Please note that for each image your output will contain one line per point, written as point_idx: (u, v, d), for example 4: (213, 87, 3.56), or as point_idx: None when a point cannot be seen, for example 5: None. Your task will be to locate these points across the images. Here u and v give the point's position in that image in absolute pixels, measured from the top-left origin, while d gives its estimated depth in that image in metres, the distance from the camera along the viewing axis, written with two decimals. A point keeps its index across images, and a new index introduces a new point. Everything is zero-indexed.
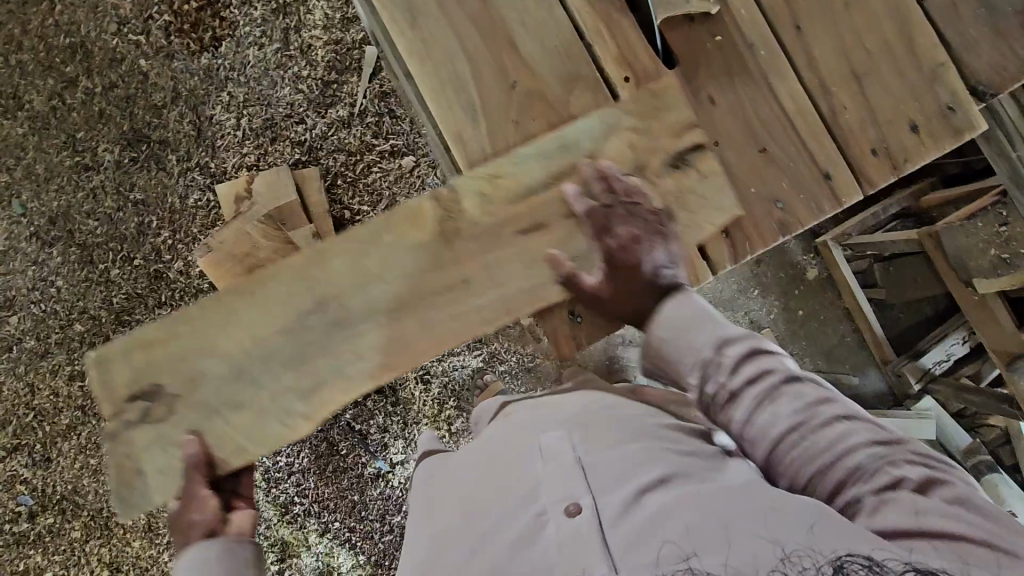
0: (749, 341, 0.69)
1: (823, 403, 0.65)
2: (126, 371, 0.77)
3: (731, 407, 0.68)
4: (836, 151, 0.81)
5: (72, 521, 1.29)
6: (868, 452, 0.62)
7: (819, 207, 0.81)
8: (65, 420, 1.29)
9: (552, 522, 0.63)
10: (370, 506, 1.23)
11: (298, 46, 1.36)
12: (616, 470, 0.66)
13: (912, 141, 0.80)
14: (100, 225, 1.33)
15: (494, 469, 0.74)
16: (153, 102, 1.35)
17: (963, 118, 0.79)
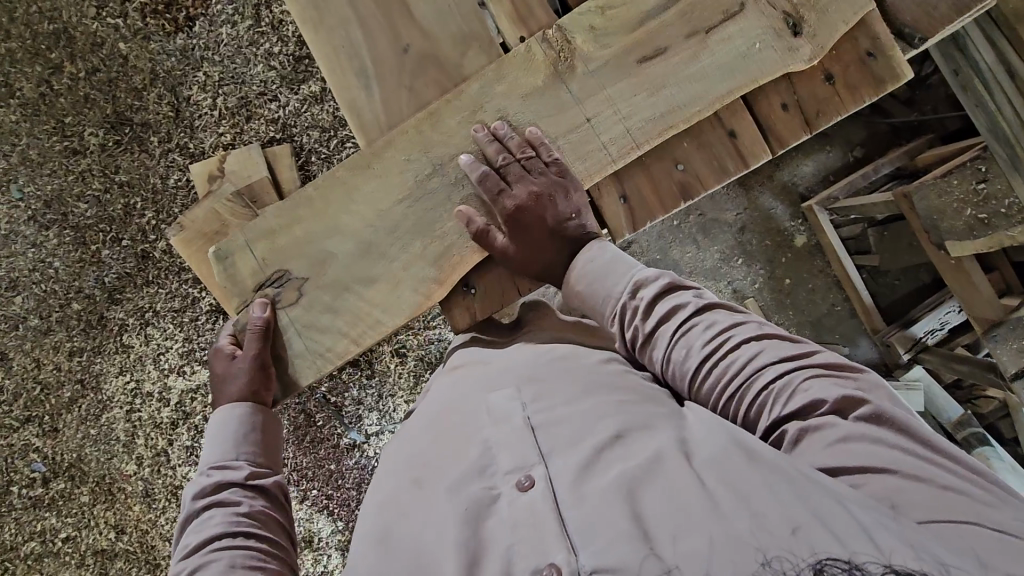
0: (664, 281, 0.84)
1: (733, 329, 0.78)
2: (250, 265, 0.99)
3: (656, 352, 0.82)
4: (743, 112, 0.99)
5: (81, 486, 1.38)
6: (773, 367, 0.73)
7: (723, 164, 1.00)
8: (67, 393, 1.36)
9: (505, 496, 0.70)
10: (347, 474, 1.27)
11: (270, 22, 1.36)
12: (571, 440, 0.74)
13: (827, 91, 0.98)
14: (90, 208, 1.37)
15: (451, 437, 0.80)
16: (134, 85, 1.37)
17: (883, 66, 0.95)
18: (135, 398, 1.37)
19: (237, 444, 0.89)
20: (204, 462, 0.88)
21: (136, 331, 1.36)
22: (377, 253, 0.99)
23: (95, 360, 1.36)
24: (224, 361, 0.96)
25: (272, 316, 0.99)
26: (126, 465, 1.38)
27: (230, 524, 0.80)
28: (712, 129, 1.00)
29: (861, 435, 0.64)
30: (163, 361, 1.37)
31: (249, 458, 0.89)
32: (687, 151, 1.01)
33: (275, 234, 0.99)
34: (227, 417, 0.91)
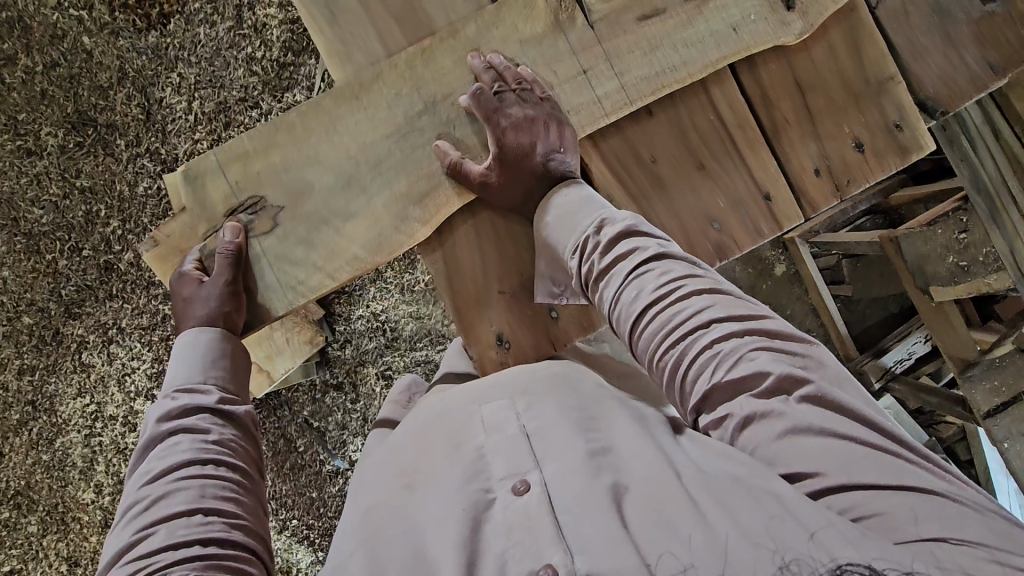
0: (627, 224, 0.77)
1: (687, 279, 0.72)
2: (222, 191, 0.89)
3: (606, 291, 0.75)
4: (777, 174, 0.92)
5: (28, 516, 1.27)
6: (721, 328, 0.67)
7: (757, 226, 0.91)
8: (16, 415, 1.26)
9: (498, 502, 0.64)
10: (328, 503, 1.23)
11: (252, 25, 1.29)
12: (565, 439, 0.68)
13: (857, 158, 0.92)
14: (46, 213, 1.27)
15: (439, 437, 0.75)
16: (98, 82, 1.27)
17: (908, 136, 0.91)
18: (95, 421, 1.27)
19: (207, 368, 0.80)
20: (168, 385, 0.78)
21: (97, 349, 1.26)
22: (357, 185, 0.90)
23: (48, 380, 1.26)
24: (189, 286, 0.85)
25: (243, 244, 0.88)
26: (83, 493, 1.27)
27: (199, 451, 0.72)
28: (746, 188, 0.92)
29: (810, 428, 0.60)
30: (129, 383, 1.27)
31: (222, 384, 0.79)
32: (724, 210, 0.91)
33: (249, 157, 0.90)
34: (194, 342, 0.81)
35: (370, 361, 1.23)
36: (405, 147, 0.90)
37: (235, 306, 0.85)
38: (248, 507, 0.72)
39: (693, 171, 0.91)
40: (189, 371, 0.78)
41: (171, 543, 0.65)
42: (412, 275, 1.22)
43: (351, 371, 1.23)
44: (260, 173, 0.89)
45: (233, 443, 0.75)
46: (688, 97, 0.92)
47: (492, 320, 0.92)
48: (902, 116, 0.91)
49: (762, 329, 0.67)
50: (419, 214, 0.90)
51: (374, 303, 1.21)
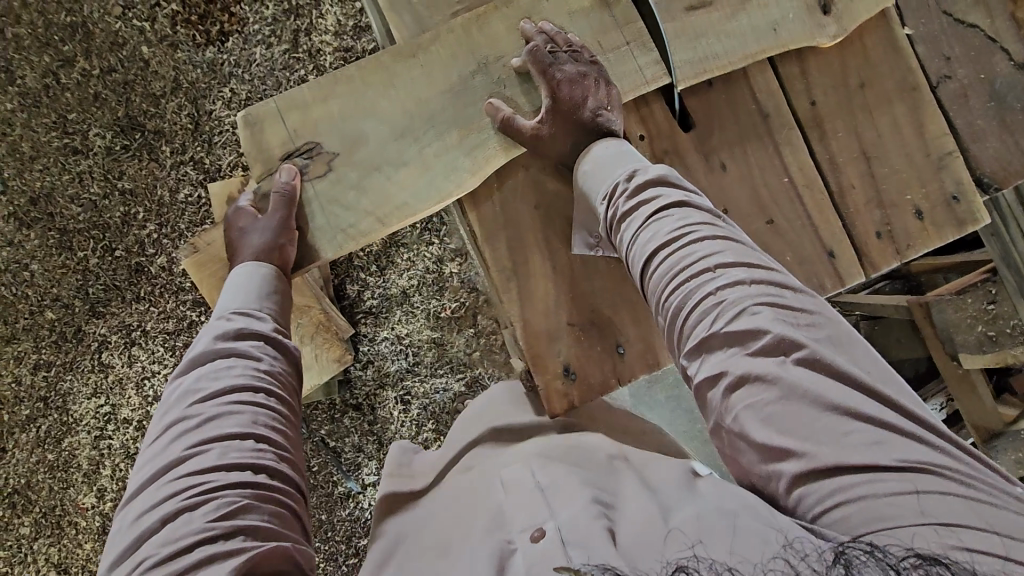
0: (658, 174, 0.76)
1: (704, 226, 0.71)
2: (279, 134, 0.85)
3: (626, 235, 0.74)
4: (841, 231, 0.90)
5: (22, 517, 1.23)
6: (730, 280, 0.66)
7: (821, 282, 0.89)
8: (26, 410, 1.24)
9: (518, 549, 0.63)
10: (336, 527, 1.19)
11: (307, 50, 1.34)
12: (572, 488, 0.69)
13: (915, 225, 0.91)
14: (84, 211, 1.28)
15: (461, 504, 0.75)
16: (151, 90, 1.31)
17: (964, 209, 0.91)
18: (107, 424, 1.24)
19: (262, 299, 0.78)
20: (224, 309, 0.77)
21: (118, 350, 1.25)
22: (411, 137, 0.86)
23: (64, 377, 1.24)
24: (246, 221, 0.83)
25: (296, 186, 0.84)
26: (83, 497, 1.24)
27: (254, 374, 0.70)
28: (812, 245, 0.90)
29: (804, 393, 0.59)
30: (148, 386, 1.25)
31: (275, 318, 0.78)
32: (791, 264, 0.89)
33: (308, 108, 0.85)
34: (249, 277, 0.79)
35: (390, 384, 1.23)
36: (457, 109, 0.87)
37: (290, 242, 0.83)
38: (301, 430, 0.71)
39: (763, 226, 0.89)
40: (240, 304, 0.77)
41: (223, 463, 0.64)
42: (439, 302, 1.24)
43: (371, 394, 1.22)
44: (317, 124, 0.85)
45: (283, 373, 0.74)
46: (759, 157, 0.90)
47: (559, 352, 0.89)
48: (958, 187, 0.91)
49: (776, 285, 0.66)
50: (467, 164, 0.86)
51: (400, 327, 1.22)
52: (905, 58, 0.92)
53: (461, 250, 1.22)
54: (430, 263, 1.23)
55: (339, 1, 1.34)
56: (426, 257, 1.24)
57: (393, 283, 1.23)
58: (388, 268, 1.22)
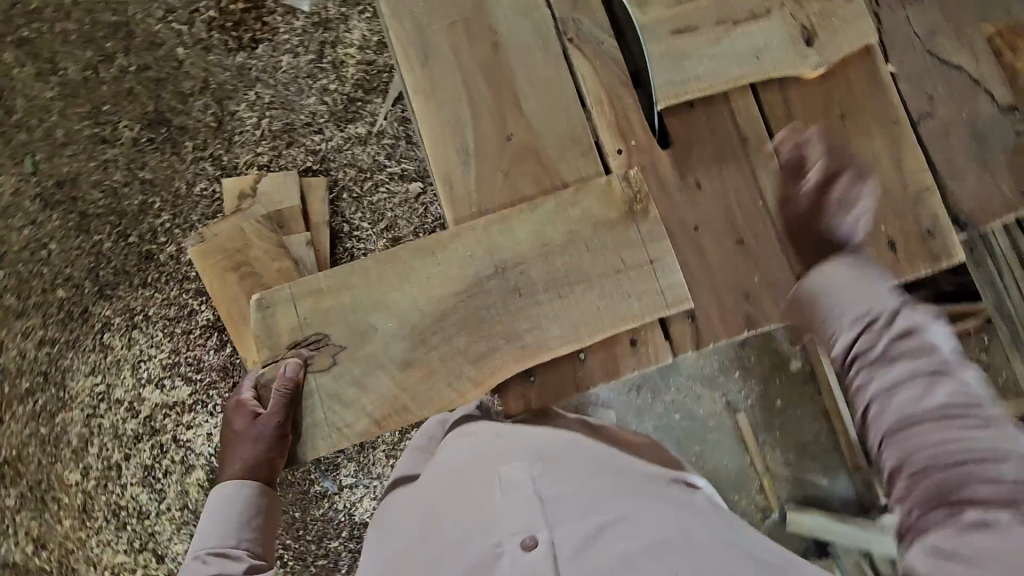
0: (904, 312, 0.75)
1: (945, 381, 0.70)
2: (290, 319, 0.89)
3: (857, 375, 0.74)
4: None
5: (9, 488, 1.25)
6: (962, 425, 0.66)
7: None
8: (26, 383, 1.27)
9: (507, 555, 0.69)
10: (309, 526, 1.19)
11: (332, 61, 1.39)
12: (575, 507, 0.73)
13: (889, 257, 0.90)
14: (105, 197, 1.34)
15: (461, 487, 0.80)
16: (181, 89, 1.38)
17: (939, 244, 0.90)
18: (100, 403, 1.27)
19: (241, 532, 0.89)
20: (204, 545, 0.87)
21: (120, 332, 1.29)
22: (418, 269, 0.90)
23: (66, 354, 1.28)
24: (247, 418, 0.91)
25: (302, 380, 0.89)
26: (69, 474, 1.26)
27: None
28: (781, 268, 0.92)
29: (994, 524, 0.59)
30: (143, 369, 1.28)
31: (258, 555, 0.88)
32: (758, 285, 0.91)
33: (322, 292, 0.90)
34: (234, 498, 0.90)
35: None
36: (468, 149, 0.93)
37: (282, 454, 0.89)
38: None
39: (733, 245, 0.92)
40: (221, 536, 0.88)
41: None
42: None
43: None
44: (328, 308, 0.89)
45: None
46: (734, 177, 0.93)
47: None
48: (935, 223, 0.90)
49: (971, 405, 0.68)
50: (472, 373, 0.88)
51: None
52: (887, 96, 0.93)
53: None
54: None
55: (366, 17, 1.40)
56: None
57: None
58: None
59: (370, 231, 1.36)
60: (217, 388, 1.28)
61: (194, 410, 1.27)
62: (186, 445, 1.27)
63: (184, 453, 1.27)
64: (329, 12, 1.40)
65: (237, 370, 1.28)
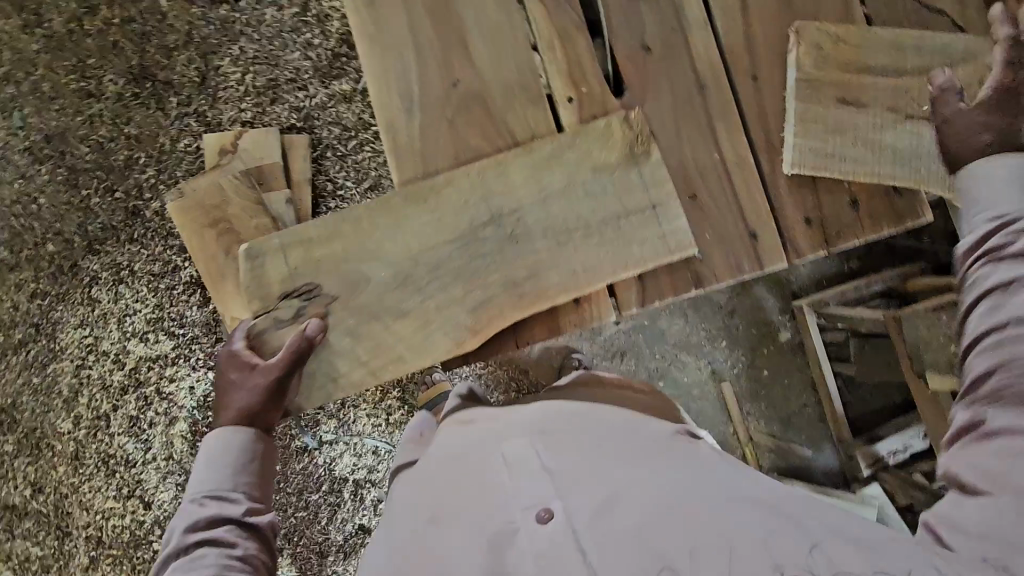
0: None
1: None
2: (280, 272, 0.88)
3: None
4: (768, 215, 0.92)
5: (7, 435, 1.30)
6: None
7: (738, 262, 0.92)
8: (19, 334, 1.30)
9: (522, 532, 0.68)
10: (289, 478, 1.22)
11: (316, 15, 1.36)
12: (581, 468, 0.72)
13: (851, 217, 0.93)
14: (91, 152, 1.34)
15: (470, 461, 0.78)
16: (166, 43, 1.35)
17: (906, 203, 0.93)
18: (88, 354, 1.30)
19: (237, 474, 0.85)
20: (199, 489, 0.83)
21: (107, 287, 1.31)
22: (408, 248, 0.89)
23: (56, 307, 1.31)
24: (242, 368, 0.87)
25: (320, 339, 0.88)
26: (62, 423, 1.30)
27: (222, 567, 0.76)
28: (734, 225, 0.92)
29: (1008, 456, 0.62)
30: (128, 322, 1.31)
31: (250, 492, 0.85)
32: (709, 242, 0.92)
33: (312, 244, 0.89)
34: (229, 440, 0.86)
35: None
36: (411, 95, 0.91)
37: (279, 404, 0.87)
38: (264, 566, 0.80)
39: (686, 200, 0.92)
40: (217, 480, 0.83)
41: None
42: None
43: None
44: (320, 261, 0.89)
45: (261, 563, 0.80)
46: (692, 132, 0.93)
47: None
48: None
49: None
50: (470, 322, 0.88)
51: None
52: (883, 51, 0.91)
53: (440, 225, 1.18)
54: None
55: None
56: None
57: None
58: None
59: (353, 190, 1.36)
60: (200, 343, 1.31)
61: (179, 363, 1.31)
62: (171, 396, 1.31)
63: (168, 405, 1.31)
64: None
65: (220, 326, 1.31)
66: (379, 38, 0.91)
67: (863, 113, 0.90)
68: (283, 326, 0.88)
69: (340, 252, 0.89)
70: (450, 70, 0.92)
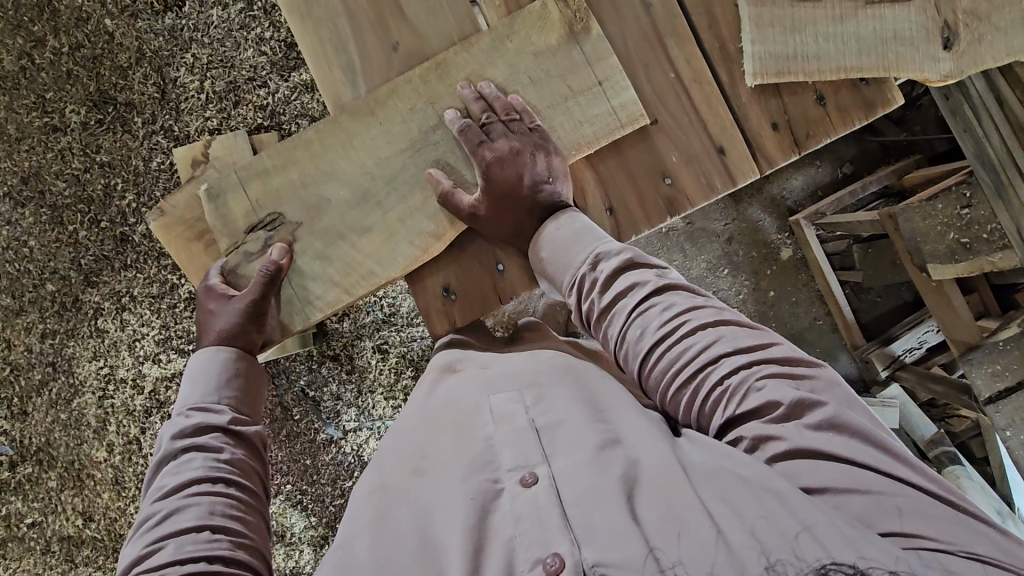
0: None
1: None
2: (242, 207, 0.95)
3: None
4: (733, 129, 0.97)
5: (49, 471, 1.35)
6: None
7: (710, 180, 0.97)
8: (38, 375, 1.33)
9: (506, 492, 0.69)
10: (321, 471, 1.26)
11: (262, 7, 1.33)
12: (570, 435, 0.73)
13: (815, 114, 0.97)
14: (69, 186, 1.34)
15: (455, 423, 0.81)
16: (118, 63, 1.33)
17: (871, 91, 0.96)
18: (108, 383, 1.34)
19: (221, 388, 0.88)
20: (183, 403, 0.86)
21: (111, 316, 1.33)
22: (373, 200, 0.96)
23: (68, 343, 1.33)
24: (219, 300, 0.92)
25: (288, 264, 0.95)
26: (97, 452, 1.35)
27: (210, 469, 0.79)
28: (700, 143, 0.97)
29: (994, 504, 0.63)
30: (139, 347, 1.33)
31: (235, 407, 0.88)
32: (677, 164, 0.97)
33: (269, 174, 0.95)
34: (212, 359, 0.89)
35: (366, 335, 1.27)
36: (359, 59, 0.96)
37: (256, 328, 0.92)
38: (251, 470, 0.84)
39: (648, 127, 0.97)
40: (203, 392, 0.87)
41: (178, 558, 0.72)
42: None
43: (347, 345, 1.26)
44: (280, 190, 0.95)
45: (243, 482, 0.82)
46: (644, 57, 0.96)
47: (439, 274, 0.99)
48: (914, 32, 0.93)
49: None
50: (432, 227, 0.96)
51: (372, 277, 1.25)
52: None
53: None
54: None
55: None
56: None
57: None
58: None
59: None
60: None
61: None
62: None
63: None
64: None
65: None
66: (323, 20, 0.96)
67: (818, 8, 0.92)
68: (253, 259, 0.95)
69: (329, 221, 0.96)
70: (398, 37, 0.96)
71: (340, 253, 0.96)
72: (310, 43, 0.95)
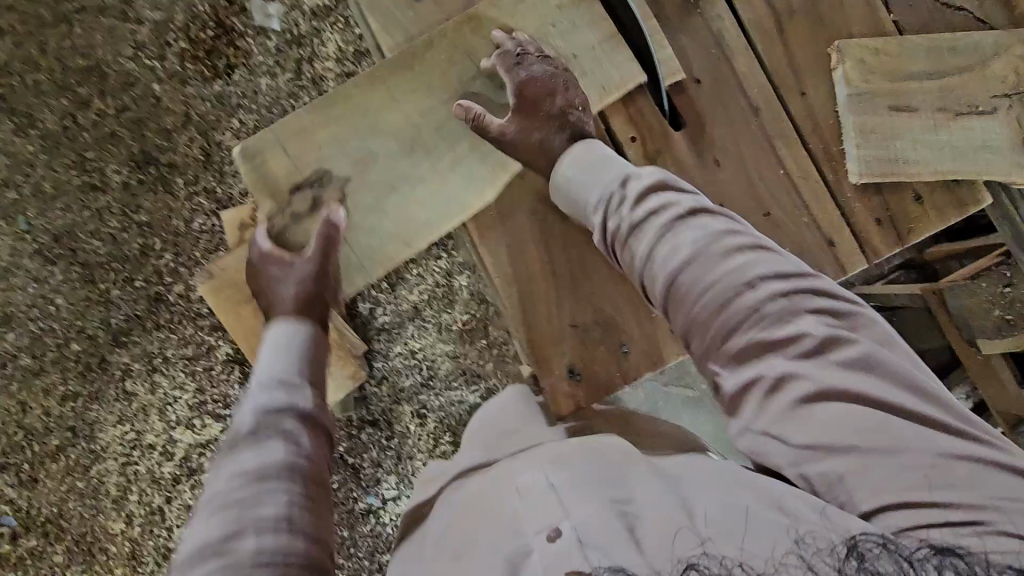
0: None
1: None
2: (283, 165, 0.95)
3: None
4: (843, 226, 1.01)
5: (55, 545, 1.27)
6: None
7: (824, 269, 1.00)
8: (55, 440, 1.27)
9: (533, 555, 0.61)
10: (358, 542, 1.24)
11: (310, 77, 1.37)
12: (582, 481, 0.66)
13: (915, 209, 1.03)
14: (104, 245, 1.32)
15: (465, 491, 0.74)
16: (163, 125, 1.35)
17: (967, 192, 1.03)
18: (132, 450, 1.28)
19: (302, 327, 0.88)
20: (274, 339, 0.85)
21: (140, 378, 1.29)
22: (421, 148, 0.98)
23: (90, 408, 1.28)
24: (277, 259, 0.92)
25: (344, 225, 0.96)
26: (112, 524, 1.27)
27: (301, 410, 0.78)
28: (812, 234, 1.01)
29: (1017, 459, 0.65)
30: (171, 412, 1.28)
31: (311, 382, 0.82)
32: (790, 254, 1.01)
33: (307, 131, 0.96)
34: (284, 317, 0.88)
35: (405, 399, 1.27)
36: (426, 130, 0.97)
37: (323, 282, 0.93)
38: (328, 418, 0.82)
39: (761, 218, 1.01)
40: (282, 339, 0.86)
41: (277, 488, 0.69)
42: (450, 315, 1.27)
43: (387, 409, 1.26)
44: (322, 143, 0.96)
45: (324, 428, 0.80)
46: (750, 147, 1.02)
47: (565, 353, 1.00)
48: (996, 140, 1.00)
49: None
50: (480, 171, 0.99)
51: (412, 342, 1.26)
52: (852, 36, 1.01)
53: (468, 263, 1.25)
54: (439, 278, 1.27)
55: (340, 28, 1.37)
56: (435, 272, 1.27)
57: (404, 299, 1.27)
58: (399, 286, 1.26)
59: None
60: None
61: None
62: None
63: None
64: (300, 28, 1.37)
65: None
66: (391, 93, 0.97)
67: (915, 117, 1.00)
68: (303, 223, 0.96)
69: None
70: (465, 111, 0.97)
71: (393, 202, 0.97)
72: (377, 106, 0.97)
